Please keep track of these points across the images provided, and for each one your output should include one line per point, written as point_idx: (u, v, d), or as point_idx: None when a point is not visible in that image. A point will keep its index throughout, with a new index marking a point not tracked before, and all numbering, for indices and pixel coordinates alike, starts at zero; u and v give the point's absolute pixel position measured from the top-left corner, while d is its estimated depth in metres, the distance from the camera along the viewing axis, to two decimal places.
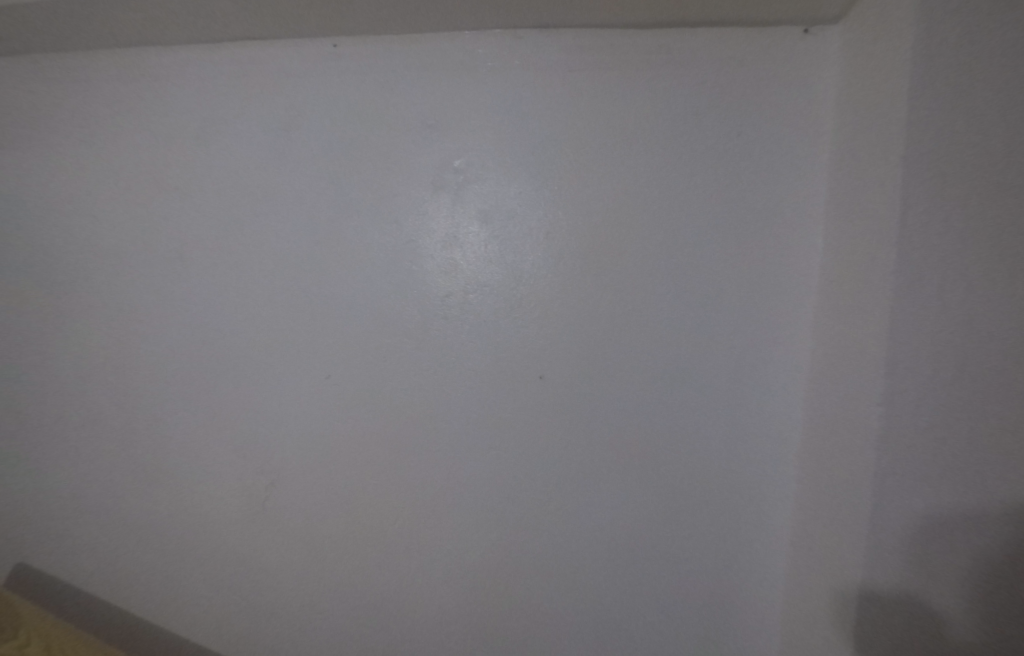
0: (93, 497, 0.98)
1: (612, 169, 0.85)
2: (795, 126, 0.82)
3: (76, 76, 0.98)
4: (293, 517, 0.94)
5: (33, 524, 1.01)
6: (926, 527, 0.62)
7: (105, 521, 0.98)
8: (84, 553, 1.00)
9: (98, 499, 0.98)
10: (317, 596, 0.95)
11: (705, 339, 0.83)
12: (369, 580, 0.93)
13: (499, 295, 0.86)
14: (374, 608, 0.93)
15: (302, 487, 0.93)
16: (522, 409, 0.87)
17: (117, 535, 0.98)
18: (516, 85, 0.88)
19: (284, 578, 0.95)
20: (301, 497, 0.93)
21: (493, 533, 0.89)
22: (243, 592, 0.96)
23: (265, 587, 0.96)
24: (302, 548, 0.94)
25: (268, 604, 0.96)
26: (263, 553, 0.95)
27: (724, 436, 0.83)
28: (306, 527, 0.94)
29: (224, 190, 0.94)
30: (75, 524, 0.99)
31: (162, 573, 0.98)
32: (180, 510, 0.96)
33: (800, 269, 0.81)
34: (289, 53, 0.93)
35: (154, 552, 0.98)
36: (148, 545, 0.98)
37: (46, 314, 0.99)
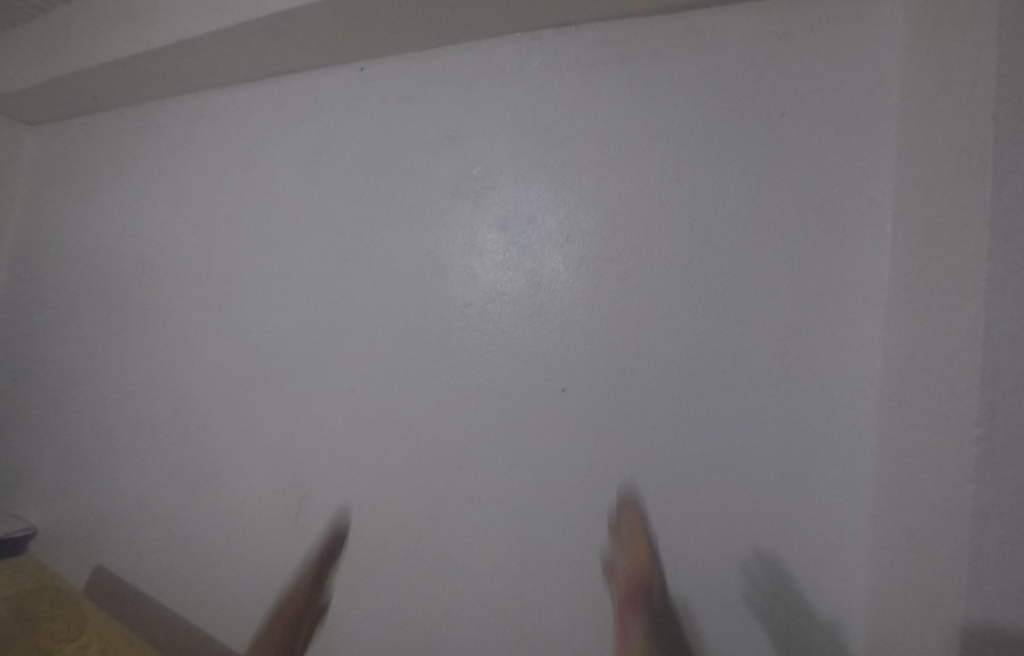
0: (150, 502, 1.05)
1: (635, 164, 0.79)
2: (849, 101, 0.70)
3: (158, 119, 1.12)
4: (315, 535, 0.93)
5: (99, 525, 1.09)
6: None
7: (157, 526, 1.04)
8: (137, 557, 1.05)
9: (153, 504, 1.04)
10: (334, 626, 0.90)
11: (748, 346, 0.72)
12: (384, 609, 0.88)
13: (519, 305, 0.82)
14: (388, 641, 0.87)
15: (325, 504, 0.92)
16: (543, 425, 0.81)
17: (164, 542, 1.03)
18: (534, 87, 0.85)
19: None
20: (324, 515, 0.92)
21: (512, 564, 0.81)
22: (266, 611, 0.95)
23: None
24: None
25: None
26: (286, 571, 0.94)
27: (777, 463, 0.70)
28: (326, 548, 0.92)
29: (265, 211, 1.00)
30: (134, 526, 1.06)
31: (198, 584, 1.00)
32: (219, 520, 0.99)
33: (865, 265, 0.68)
34: (323, 81, 0.98)
35: (194, 560, 1.01)
36: (189, 553, 1.01)
37: (122, 332, 1.10)
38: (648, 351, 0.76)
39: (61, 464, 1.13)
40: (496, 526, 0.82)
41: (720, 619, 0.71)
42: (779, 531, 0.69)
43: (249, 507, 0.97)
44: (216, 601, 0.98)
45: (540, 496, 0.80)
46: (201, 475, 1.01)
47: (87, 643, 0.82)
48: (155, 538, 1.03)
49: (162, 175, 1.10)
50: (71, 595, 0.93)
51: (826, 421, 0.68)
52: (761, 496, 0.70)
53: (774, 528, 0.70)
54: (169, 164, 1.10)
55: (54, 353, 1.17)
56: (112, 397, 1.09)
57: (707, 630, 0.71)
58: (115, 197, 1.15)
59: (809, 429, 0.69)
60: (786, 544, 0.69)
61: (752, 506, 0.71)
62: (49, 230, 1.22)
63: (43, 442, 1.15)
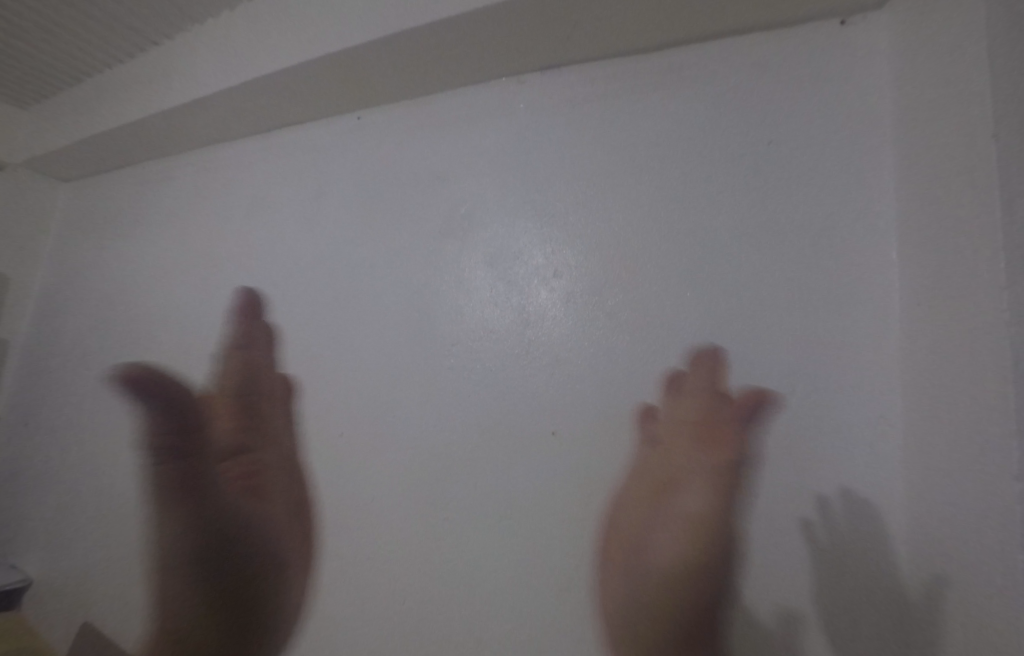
0: (131, 548, 1.01)
1: (622, 195, 0.76)
2: (844, 122, 0.67)
3: (177, 172, 1.19)
4: (282, 597, 0.83)
5: (83, 572, 1.06)
6: None
7: (134, 574, 1.00)
8: (114, 607, 1.01)
9: (133, 551, 1.00)
10: None
11: (751, 383, 0.65)
12: None
13: (507, 343, 0.78)
14: None
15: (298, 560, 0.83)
16: (533, 472, 0.73)
17: (139, 593, 0.98)
18: (521, 125, 0.85)
19: None
20: (293, 574, 0.83)
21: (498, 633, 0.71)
22: None
23: None
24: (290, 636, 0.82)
25: None
26: None
27: (796, 515, 0.61)
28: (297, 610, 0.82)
29: (265, 252, 1.02)
30: (113, 575, 1.02)
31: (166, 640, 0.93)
32: None
33: (876, 292, 0.62)
34: (322, 130, 1.02)
35: (165, 613, 0.95)
36: (162, 605, 0.95)
37: (128, 375, 1.12)
38: (644, 390, 0.70)
39: (61, 511, 1.12)
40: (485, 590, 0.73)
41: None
42: (808, 603, 0.59)
43: None
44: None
45: (532, 554, 0.71)
46: None
47: None
48: (134, 591, 0.99)
49: (175, 226, 1.16)
50: None
51: (846, 468, 0.60)
52: (779, 556, 0.60)
53: (805, 599, 0.59)
54: (182, 215, 1.15)
55: (67, 394, 1.20)
56: (111, 442, 1.09)
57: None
58: (134, 247, 1.21)
59: (830, 476, 0.61)
60: (817, 620, 0.58)
61: (772, 574, 0.60)
62: (75, 282, 1.29)
63: (46, 486, 1.16)
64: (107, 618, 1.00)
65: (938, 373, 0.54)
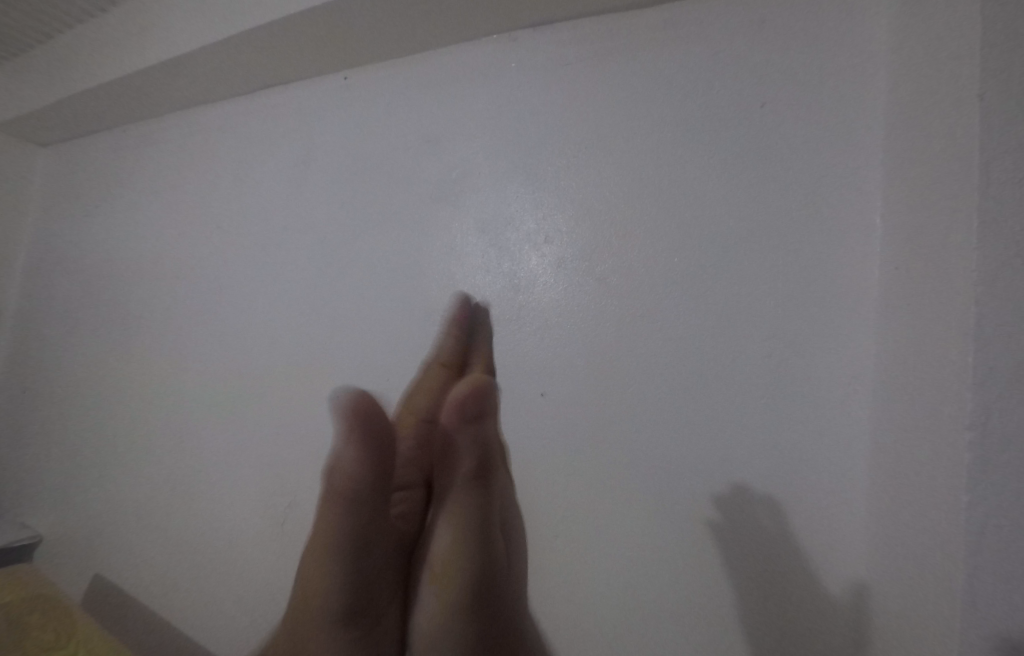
0: (135, 507, 1.05)
1: (614, 159, 0.76)
2: (834, 84, 0.67)
3: (160, 135, 1.16)
4: (292, 544, 0.88)
5: (90, 530, 1.10)
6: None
7: (139, 531, 1.04)
8: (120, 561, 1.05)
9: (138, 509, 1.04)
10: None
11: (732, 346, 0.68)
12: None
13: (498, 309, 0.79)
14: None
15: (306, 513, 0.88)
16: (523, 430, 0.76)
17: (145, 547, 1.02)
18: (512, 86, 0.83)
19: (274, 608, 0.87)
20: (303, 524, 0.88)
21: None
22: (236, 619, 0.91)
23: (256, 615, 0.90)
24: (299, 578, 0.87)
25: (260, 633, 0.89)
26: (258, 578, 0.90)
27: (769, 468, 0.65)
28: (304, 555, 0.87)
29: (253, 217, 1.01)
30: (120, 531, 1.06)
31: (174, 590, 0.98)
32: (197, 524, 0.97)
33: (856, 258, 0.64)
34: (309, 90, 0.99)
35: (171, 566, 0.99)
36: (167, 558, 1.00)
37: (121, 341, 1.13)
38: (632, 353, 0.72)
39: (65, 474, 1.15)
40: None
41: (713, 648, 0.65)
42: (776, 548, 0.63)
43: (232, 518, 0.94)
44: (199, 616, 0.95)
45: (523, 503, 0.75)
46: (180, 481, 1.00)
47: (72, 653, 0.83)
48: (141, 546, 1.03)
49: (160, 192, 1.14)
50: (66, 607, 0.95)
51: (818, 425, 0.63)
52: (750, 504, 0.65)
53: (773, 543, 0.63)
54: (168, 181, 1.13)
55: (62, 361, 1.21)
56: (110, 408, 1.11)
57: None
58: (120, 213, 1.19)
59: (801, 434, 0.64)
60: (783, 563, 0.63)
61: (741, 523, 0.65)
62: (61, 249, 1.27)
63: (48, 449, 1.19)
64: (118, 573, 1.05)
65: (907, 335, 0.56)
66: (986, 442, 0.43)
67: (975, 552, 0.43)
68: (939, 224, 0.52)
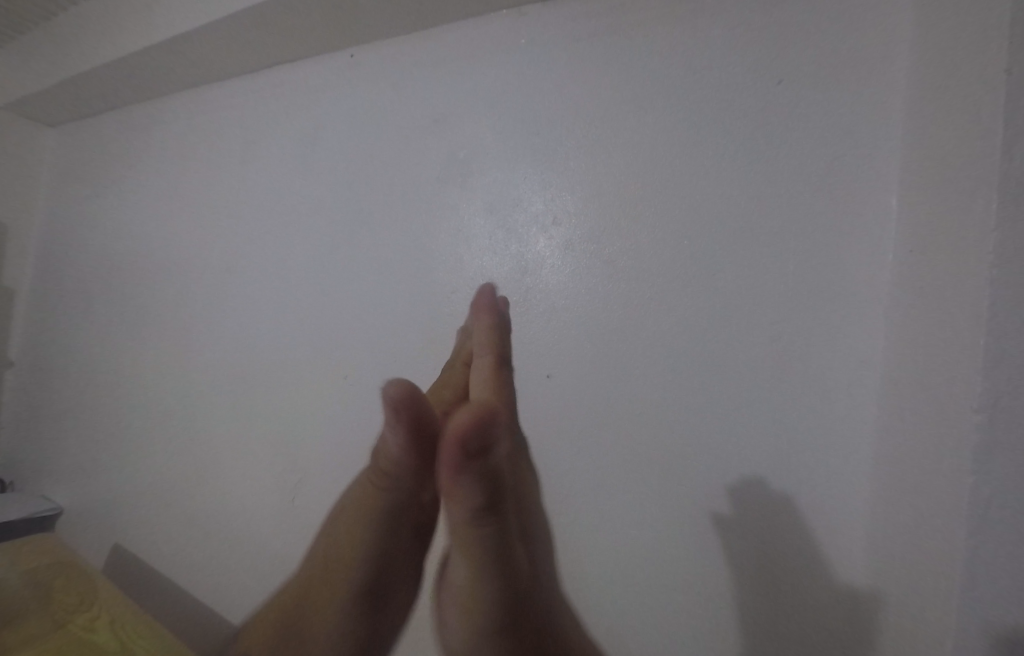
0: (151, 481, 1.08)
1: (624, 140, 0.74)
2: (853, 60, 0.64)
3: (168, 115, 1.16)
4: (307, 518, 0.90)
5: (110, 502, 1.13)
6: None
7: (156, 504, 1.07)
8: (139, 532, 1.08)
9: (154, 483, 1.07)
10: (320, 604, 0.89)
11: (739, 331, 0.67)
12: None
13: (506, 291, 0.79)
14: None
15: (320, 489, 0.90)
16: (529, 412, 0.77)
17: (163, 520, 1.06)
18: (521, 63, 0.82)
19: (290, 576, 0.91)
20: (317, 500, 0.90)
21: None
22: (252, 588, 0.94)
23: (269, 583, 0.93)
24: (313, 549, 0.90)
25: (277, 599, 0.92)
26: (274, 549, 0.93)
27: (774, 452, 0.65)
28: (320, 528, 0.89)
29: (261, 198, 1.01)
30: (138, 504, 1.09)
31: (191, 560, 1.01)
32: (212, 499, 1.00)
33: (869, 240, 0.62)
34: (316, 68, 0.98)
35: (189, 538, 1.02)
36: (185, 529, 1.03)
37: (134, 320, 1.14)
38: (639, 336, 0.72)
39: (84, 448, 1.18)
40: None
41: (713, 627, 0.66)
42: (777, 529, 0.64)
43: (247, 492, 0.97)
44: (215, 585, 0.98)
45: None
46: (196, 457, 1.03)
47: (96, 616, 0.86)
48: (158, 519, 1.06)
49: (169, 172, 1.14)
50: (89, 574, 0.99)
51: (823, 409, 0.63)
52: (752, 486, 0.65)
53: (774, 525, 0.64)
54: (176, 159, 1.13)
55: (77, 340, 1.23)
56: (125, 385, 1.14)
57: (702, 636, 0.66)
58: (129, 192, 1.20)
59: (807, 418, 0.64)
60: (784, 546, 0.63)
61: (743, 505, 0.65)
62: (73, 229, 1.29)
63: (67, 425, 1.22)
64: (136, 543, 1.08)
65: (918, 320, 0.55)
66: (993, 429, 0.43)
67: (976, 536, 0.43)
68: (954, 207, 0.51)
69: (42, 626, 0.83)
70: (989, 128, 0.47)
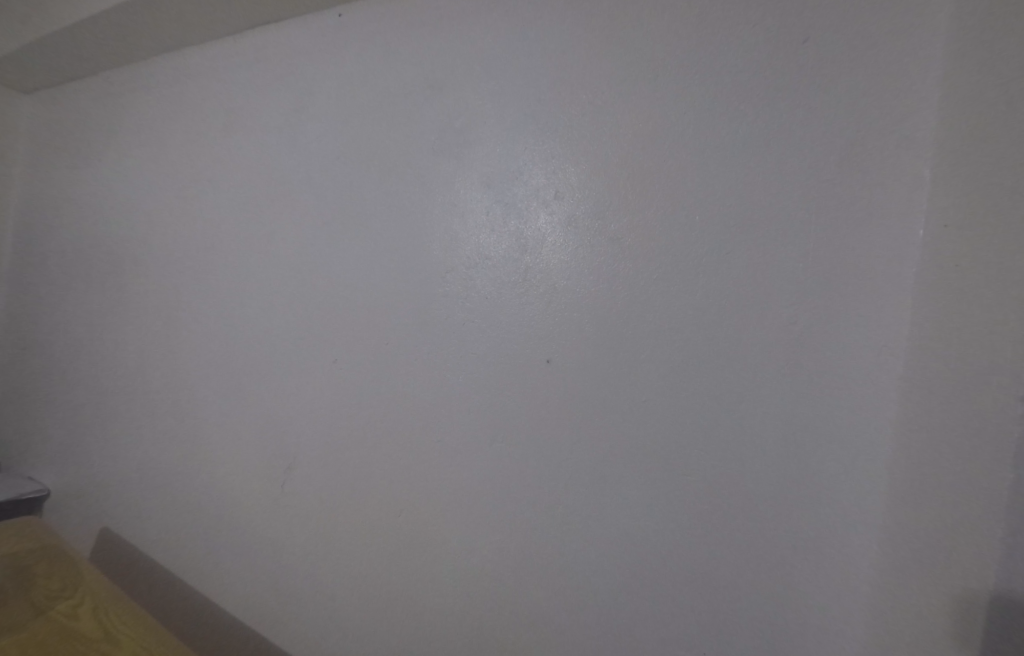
0: (136, 463, 1.05)
1: (629, 103, 0.69)
2: (890, 7, 0.57)
3: (147, 81, 1.10)
4: (303, 501, 0.88)
5: (94, 483, 1.10)
6: None
7: (142, 486, 1.04)
8: (125, 514, 1.06)
9: (139, 465, 1.04)
10: (313, 586, 0.86)
11: (751, 312, 0.62)
12: (362, 570, 0.83)
13: (503, 271, 0.75)
14: (370, 600, 0.82)
15: (314, 472, 0.87)
16: (526, 397, 0.73)
17: (149, 503, 1.03)
18: (520, 22, 0.76)
19: (285, 557, 0.89)
20: (313, 483, 0.87)
21: (495, 532, 0.74)
22: (242, 569, 0.92)
23: (260, 563, 0.91)
24: (308, 533, 0.87)
25: (267, 580, 0.90)
26: (265, 532, 0.91)
27: (783, 441, 0.61)
28: (314, 512, 0.87)
29: (246, 168, 0.96)
30: (123, 486, 1.06)
31: (179, 542, 0.99)
32: (200, 481, 0.97)
33: (901, 213, 0.56)
34: (300, 29, 0.92)
35: (177, 520, 0.99)
36: (173, 511, 1.00)
37: (117, 298, 1.10)
38: (644, 317, 0.67)
39: (69, 429, 1.15)
40: (478, 507, 0.76)
41: (717, 622, 0.63)
42: (787, 525, 0.60)
43: (234, 475, 0.94)
44: (204, 570, 0.96)
45: (526, 467, 0.73)
46: (181, 438, 1.00)
47: (78, 603, 0.84)
48: (145, 501, 1.03)
49: (150, 142, 1.09)
50: (73, 558, 0.96)
51: (844, 399, 0.58)
52: (757, 476, 0.62)
53: (786, 520, 0.60)
54: (158, 131, 1.08)
55: (58, 317, 1.19)
56: (110, 365, 1.10)
57: (704, 633, 0.63)
58: (110, 163, 1.14)
59: (823, 408, 0.59)
60: (792, 539, 0.60)
61: (748, 496, 0.62)
62: (53, 202, 1.23)
63: (50, 405, 1.19)
64: (123, 527, 1.06)
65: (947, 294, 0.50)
66: None
67: None
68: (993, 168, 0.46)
69: (22, 612, 0.80)
70: None
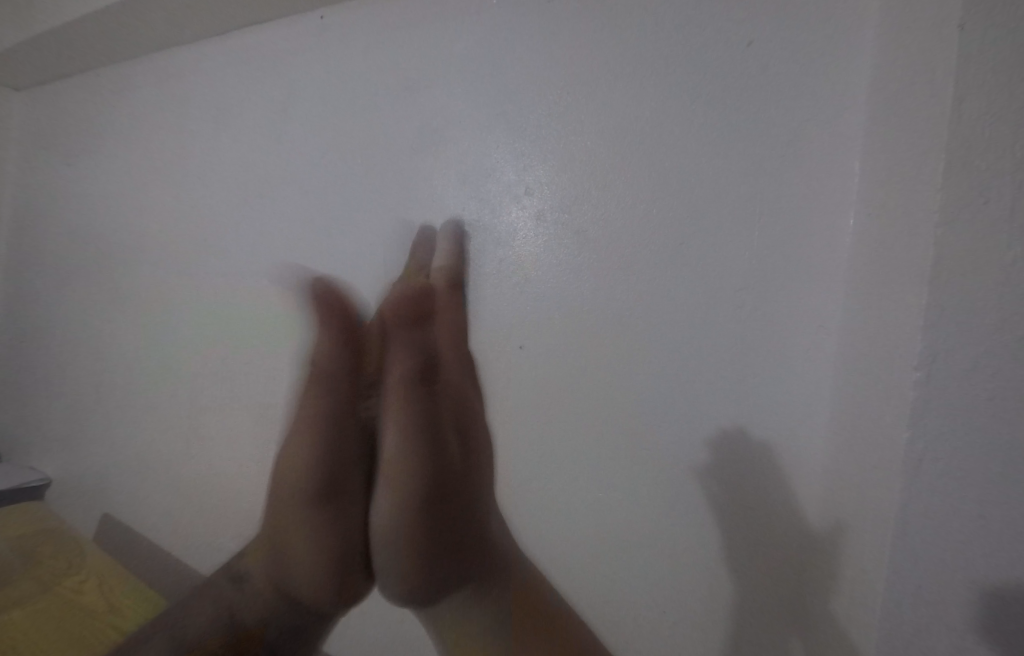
0: (134, 451, 1.09)
1: (593, 105, 0.73)
2: (825, 15, 0.62)
3: (135, 80, 1.13)
4: None
5: (93, 472, 1.15)
6: (960, 552, 0.41)
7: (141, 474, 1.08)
8: (125, 500, 1.10)
9: (137, 453, 1.09)
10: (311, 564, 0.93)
11: (702, 300, 0.68)
12: None
13: (478, 262, 0.79)
14: None
15: None
16: (502, 380, 0.78)
17: (147, 489, 1.07)
18: (493, 23, 0.80)
19: None
20: None
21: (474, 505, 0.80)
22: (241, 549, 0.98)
23: None
24: None
25: None
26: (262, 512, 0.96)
27: (731, 416, 0.67)
28: None
29: (234, 166, 1.00)
30: (122, 473, 1.11)
31: (178, 524, 1.04)
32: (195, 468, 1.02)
33: (834, 206, 0.62)
34: (285, 30, 0.95)
35: (176, 504, 1.04)
36: (171, 496, 1.05)
37: (112, 291, 1.14)
38: (608, 303, 0.72)
39: (67, 420, 1.19)
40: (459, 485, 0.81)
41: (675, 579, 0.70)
42: (734, 492, 0.67)
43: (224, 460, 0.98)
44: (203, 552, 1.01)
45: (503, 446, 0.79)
46: (177, 425, 1.04)
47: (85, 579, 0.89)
48: (144, 486, 1.08)
49: (140, 139, 1.12)
50: (78, 540, 1.02)
51: (784, 377, 0.64)
52: (706, 447, 0.68)
53: (734, 485, 0.66)
54: (148, 130, 1.11)
55: (54, 312, 1.22)
56: (107, 357, 1.14)
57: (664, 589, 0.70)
58: (100, 160, 1.17)
59: (766, 384, 0.65)
60: (742, 501, 0.66)
61: (701, 467, 0.68)
62: (45, 201, 1.26)
63: (49, 397, 1.23)
64: (123, 513, 1.11)
65: (865, 278, 0.56)
66: (924, 400, 0.42)
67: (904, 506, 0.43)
68: (903, 164, 0.50)
69: (29, 589, 0.91)
70: (936, 81, 0.46)
